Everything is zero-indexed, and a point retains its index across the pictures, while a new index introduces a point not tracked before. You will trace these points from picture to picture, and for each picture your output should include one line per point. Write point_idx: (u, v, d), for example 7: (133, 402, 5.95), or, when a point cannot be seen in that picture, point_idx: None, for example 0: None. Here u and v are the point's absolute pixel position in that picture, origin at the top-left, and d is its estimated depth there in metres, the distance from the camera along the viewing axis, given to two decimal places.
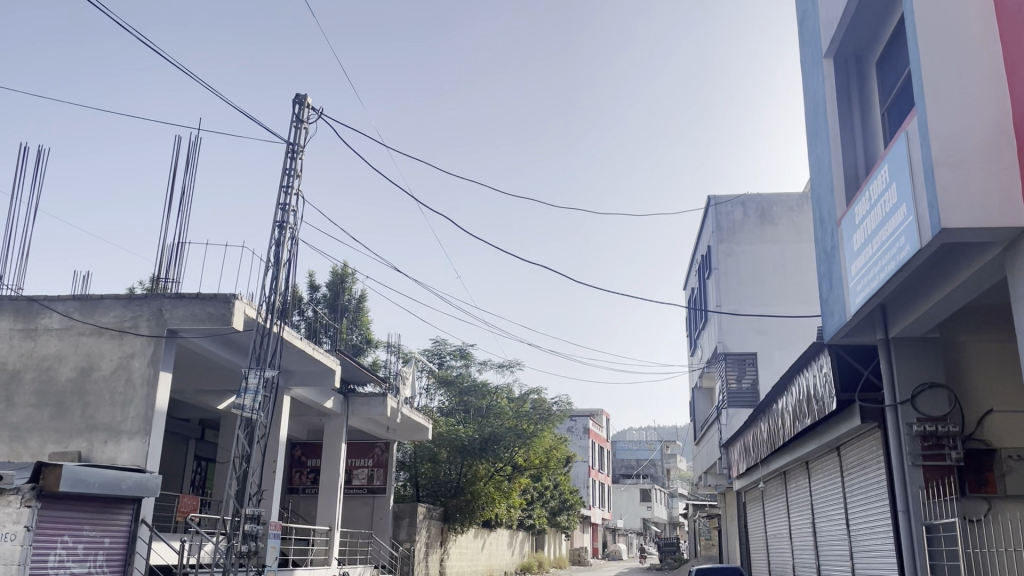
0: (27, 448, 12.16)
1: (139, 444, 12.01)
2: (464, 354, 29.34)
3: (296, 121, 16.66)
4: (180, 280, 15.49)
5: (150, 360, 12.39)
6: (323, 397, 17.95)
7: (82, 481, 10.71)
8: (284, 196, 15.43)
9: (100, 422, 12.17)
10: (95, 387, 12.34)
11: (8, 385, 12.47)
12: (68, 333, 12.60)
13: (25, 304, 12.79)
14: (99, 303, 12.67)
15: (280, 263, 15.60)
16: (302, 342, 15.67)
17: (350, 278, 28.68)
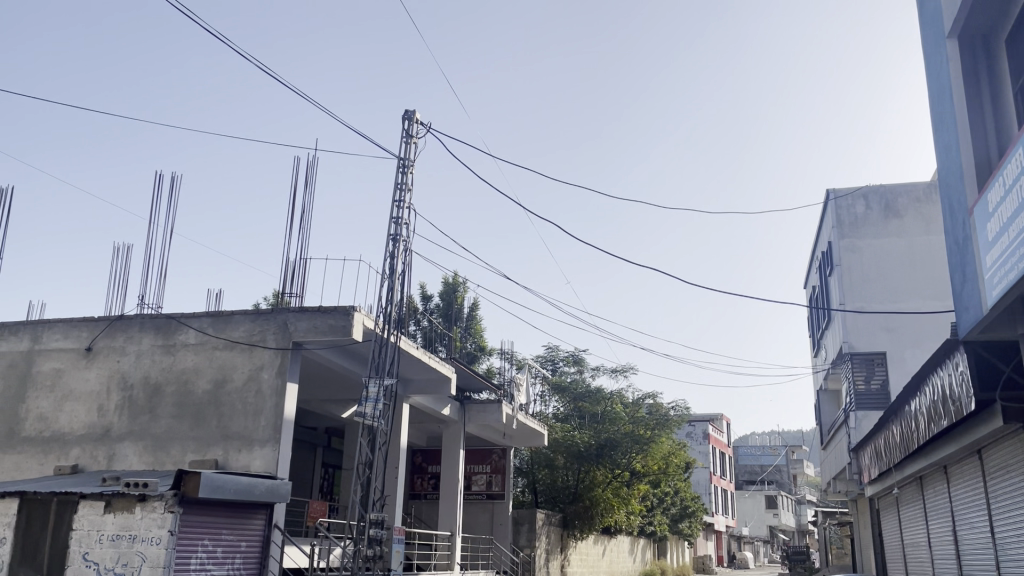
0: (169, 457, 12.92)
1: (270, 452, 12.58)
2: (577, 360, 29.33)
3: (406, 137, 17.12)
4: (302, 294, 16.17)
5: (278, 371, 12.95)
6: (440, 405, 18.31)
7: (219, 488, 11.29)
8: (397, 209, 15.88)
9: (234, 431, 12.81)
10: (229, 398, 13.00)
11: (150, 398, 13.29)
12: (204, 348, 13.34)
13: (164, 321, 13.63)
14: (230, 318, 13.36)
15: (395, 275, 16.03)
16: (419, 351, 16.03)
17: (462, 287, 29.22)
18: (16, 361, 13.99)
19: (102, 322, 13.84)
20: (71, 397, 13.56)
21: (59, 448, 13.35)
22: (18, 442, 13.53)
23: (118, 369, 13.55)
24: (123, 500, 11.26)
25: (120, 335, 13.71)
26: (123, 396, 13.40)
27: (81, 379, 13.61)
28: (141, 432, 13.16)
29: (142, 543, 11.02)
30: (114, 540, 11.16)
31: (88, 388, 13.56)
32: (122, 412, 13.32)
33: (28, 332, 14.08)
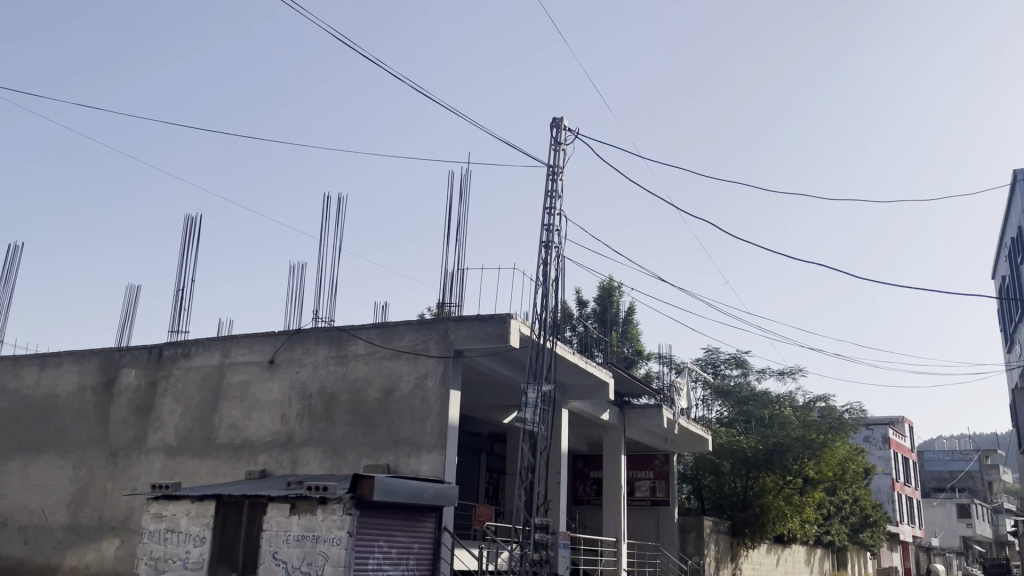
0: (345, 462, 13.64)
1: (437, 457, 13.02)
2: (739, 362, 28.45)
3: (555, 144, 17.29)
4: (461, 304, 16.67)
5: (442, 379, 13.39)
6: (599, 410, 18.27)
7: (392, 491, 11.78)
8: (548, 216, 16.05)
9: (403, 437, 13.36)
10: (398, 405, 13.57)
11: (327, 406, 14.10)
12: (373, 357, 14.01)
13: (336, 333, 14.43)
14: (396, 328, 13.94)
15: (549, 282, 16.18)
16: (575, 356, 16.09)
17: (618, 291, 29.11)
18: (209, 374, 15.23)
19: (282, 336, 14.82)
20: (258, 407, 14.61)
21: (249, 454, 14.41)
22: (213, 449, 14.72)
23: (297, 380, 14.46)
24: (306, 502, 12.00)
25: (297, 347, 14.64)
26: (302, 405, 14.29)
27: (265, 390, 14.63)
28: (320, 439, 13.98)
29: (324, 543, 11.68)
30: (299, 540, 11.89)
31: (272, 398, 14.56)
32: (302, 420, 14.21)
33: (219, 347, 15.30)
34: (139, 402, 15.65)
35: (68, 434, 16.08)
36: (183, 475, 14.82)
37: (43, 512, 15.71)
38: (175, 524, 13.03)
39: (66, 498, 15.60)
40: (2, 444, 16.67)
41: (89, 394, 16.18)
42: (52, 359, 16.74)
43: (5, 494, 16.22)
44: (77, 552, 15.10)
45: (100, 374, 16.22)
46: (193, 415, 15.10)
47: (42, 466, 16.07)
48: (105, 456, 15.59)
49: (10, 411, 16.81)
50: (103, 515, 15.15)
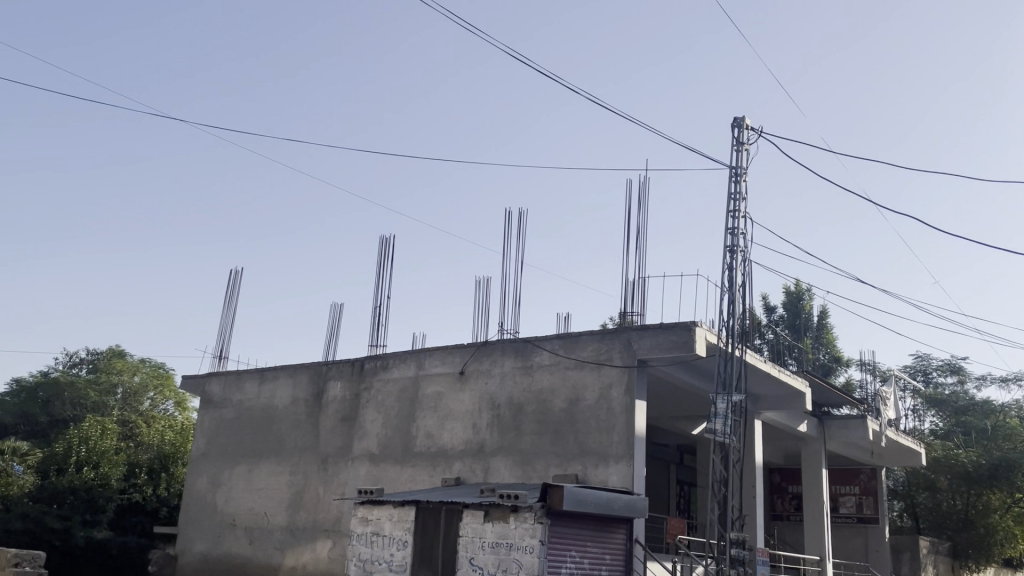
0: (534, 471, 13.85)
1: (625, 467, 12.92)
2: (953, 369, 26.14)
3: (737, 145, 16.73)
4: (644, 312, 16.48)
5: (626, 389, 13.30)
6: (795, 421, 17.39)
7: (581, 501, 11.82)
8: (732, 219, 15.54)
9: (591, 447, 13.37)
10: (584, 415, 13.62)
11: (515, 416, 14.40)
12: (557, 367, 14.16)
13: (522, 344, 14.73)
14: (579, 338, 14.01)
15: (735, 287, 15.64)
16: (767, 365, 15.41)
17: (808, 295, 27.73)
18: (406, 386, 16.03)
19: (471, 348, 15.33)
20: (451, 416, 15.18)
21: (444, 462, 15.00)
22: (412, 457, 15.46)
23: (486, 391, 14.89)
24: (499, 510, 12.30)
25: (485, 358, 15.09)
26: (492, 415, 14.69)
27: (457, 401, 15.18)
28: (510, 448, 14.29)
29: (518, 550, 11.91)
30: (494, 547, 12.20)
31: (464, 408, 15.08)
32: (493, 429, 14.59)
33: (414, 360, 16.08)
34: (344, 412, 16.75)
35: (284, 442, 17.49)
36: (385, 481, 15.68)
37: (265, 513, 17.18)
38: (380, 528, 13.77)
39: (284, 501, 16.98)
40: (231, 451, 18.42)
41: (302, 405, 17.53)
42: (269, 373, 18.29)
43: (234, 497, 17.91)
44: (296, 553, 16.36)
45: (310, 386, 17.53)
46: (392, 425, 15.94)
47: (263, 471, 17.59)
48: (317, 463, 16.80)
49: (236, 421, 18.56)
50: (316, 518, 16.33)
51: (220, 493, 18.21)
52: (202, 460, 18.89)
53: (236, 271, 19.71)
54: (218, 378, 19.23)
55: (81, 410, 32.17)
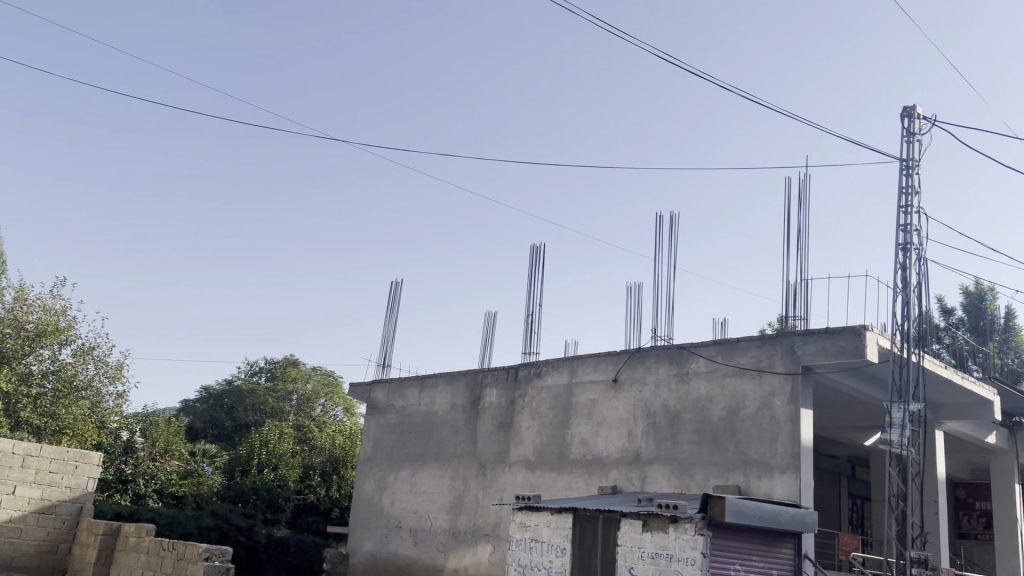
0: (694, 481, 13.47)
1: (791, 479, 12.33)
2: None
3: (907, 135, 15.65)
4: (807, 316, 15.70)
5: (790, 397, 12.71)
6: (982, 432, 15.99)
7: (745, 513, 11.39)
8: (904, 215, 14.52)
9: (753, 457, 12.87)
10: (745, 424, 13.14)
11: (672, 424, 14.09)
12: (715, 375, 13.74)
13: (677, 351, 14.42)
14: (737, 344, 13.56)
15: (909, 288, 14.59)
16: (948, 371, 14.26)
17: (992, 294, 25.50)
18: (560, 394, 16.08)
19: (624, 355, 15.18)
20: (605, 424, 15.07)
21: (600, 470, 14.89)
22: (567, 464, 15.47)
23: (641, 398, 14.68)
24: (658, 520, 12.06)
25: (639, 365, 14.89)
26: (648, 423, 14.45)
27: (612, 408, 15.05)
28: (667, 457, 13.99)
29: (679, 562, 11.62)
30: (654, 557, 11.97)
31: (618, 416, 14.93)
32: (650, 437, 14.35)
33: (567, 368, 16.11)
34: (501, 419, 17.03)
35: (444, 448, 18.01)
36: (542, 488, 15.76)
37: (428, 516, 17.74)
38: (538, 534, 13.84)
39: (446, 505, 17.47)
40: (394, 455, 19.19)
41: (460, 411, 18.00)
42: (429, 381, 18.94)
43: (399, 499, 18.63)
44: (457, 556, 16.78)
45: (467, 393, 17.97)
46: (548, 432, 16.03)
47: (425, 475, 18.20)
48: (475, 468, 17.19)
49: (399, 426, 19.32)
50: (477, 522, 16.68)
51: (386, 496, 18.99)
52: (368, 463, 19.80)
53: (396, 284, 20.59)
54: (382, 386, 20.10)
55: (262, 415, 34.61)
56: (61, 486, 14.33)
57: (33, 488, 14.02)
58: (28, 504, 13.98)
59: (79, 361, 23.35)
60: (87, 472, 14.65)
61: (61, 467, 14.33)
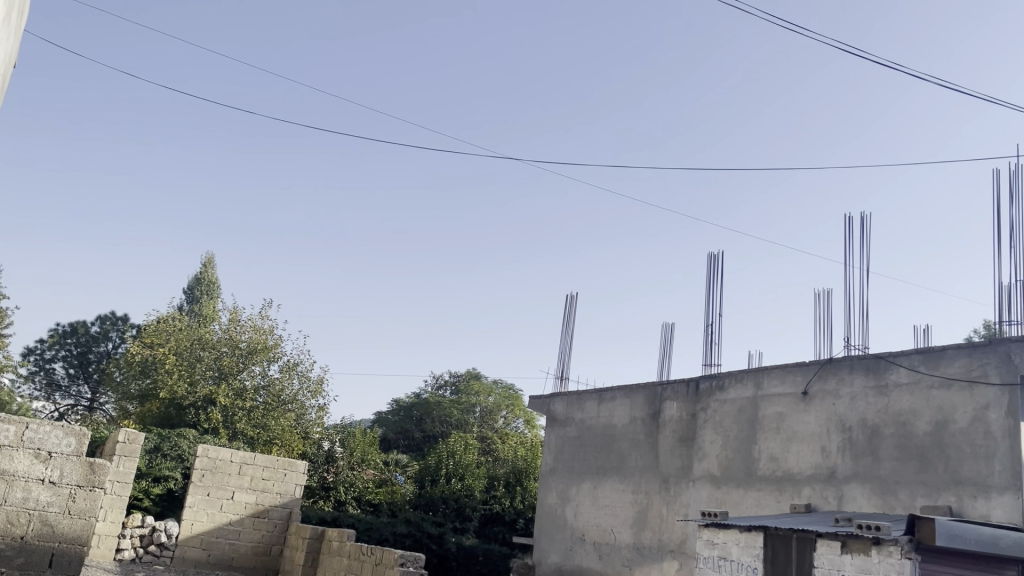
0: (898, 501, 12.49)
1: (1013, 501, 11.13)
2: None
3: None
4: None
5: (1009, 410, 11.53)
6: None
7: (958, 537, 10.43)
8: None
9: (966, 476, 11.76)
10: (956, 441, 12.05)
11: (871, 440, 13.18)
12: (918, 387, 12.73)
13: (873, 361, 13.51)
14: (943, 353, 12.50)
15: None
16: None
17: None
18: (745, 407, 15.49)
19: (814, 366, 14.41)
20: (796, 439, 14.34)
21: (792, 488, 14.15)
22: (756, 481, 14.84)
23: (835, 412, 13.85)
24: (858, 542, 11.28)
25: (832, 377, 14.07)
26: (843, 438, 13.61)
27: (803, 423, 14.30)
28: (866, 475, 13.09)
29: None
30: None
31: (810, 430, 14.16)
32: (846, 453, 13.49)
33: (751, 380, 15.52)
34: (683, 432, 16.66)
35: (625, 461, 17.86)
36: (729, 504, 15.20)
37: (612, 530, 17.64)
38: (727, 553, 13.38)
39: (629, 519, 17.30)
40: (576, 468, 19.26)
41: (640, 424, 17.78)
42: (607, 394, 18.88)
43: (582, 512, 18.65)
44: (643, 571, 16.55)
45: (647, 406, 17.73)
46: (734, 447, 15.47)
47: (608, 488, 18.12)
48: (658, 482, 16.90)
49: (579, 439, 19.37)
50: (662, 538, 16.38)
51: (570, 508, 19.08)
52: (551, 475, 20.00)
53: (572, 297, 20.74)
54: (562, 398, 20.25)
55: (448, 426, 35.88)
56: (273, 492, 15.60)
57: (248, 493, 15.37)
58: (245, 507, 15.31)
59: (285, 376, 25.40)
60: (295, 480, 15.86)
61: (272, 474, 15.62)
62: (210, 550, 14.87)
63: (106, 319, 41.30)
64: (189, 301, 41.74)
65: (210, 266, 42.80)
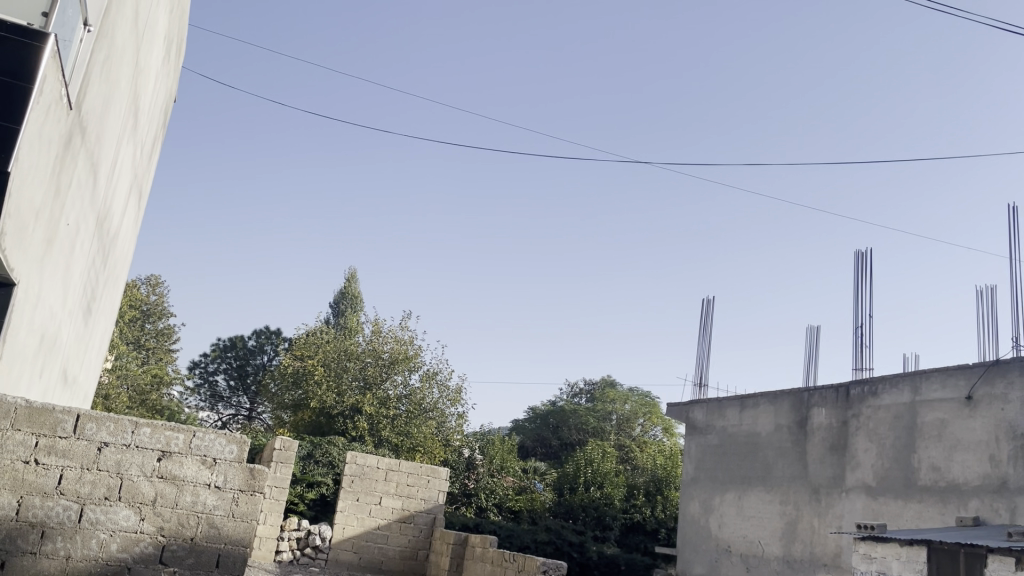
0: None
1: None
2: None
3: None
4: None
5: None
6: None
7: None
8: None
9: None
10: None
11: None
12: None
13: None
14: None
15: None
16: None
17: None
18: (902, 414, 14.54)
19: (979, 369, 13.36)
20: (960, 447, 13.31)
21: (958, 499, 13.12)
22: (916, 492, 13.87)
23: (1004, 418, 12.77)
24: None
25: (1000, 380, 12.99)
26: (1015, 446, 12.51)
27: (968, 430, 13.25)
28: None
29: None
30: None
31: (976, 437, 13.11)
32: (1018, 462, 12.39)
33: (908, 385, 14.55)
34: (834, 441, 15.84)
35: (772, 470, 17.16)
36: (888, 517, 14.27)
37: (760, 542, 16.98)
38: (886, 568, 12.55)
39: (778, 530, 16.61)
40: (719, 477, 18.70)
41: (787, 432, 17.04)
42: (750, 401, 18.23)
43: (728, 522, 18.07)
44: None
45: (793, 413, 16.98)
46: (890, 456, 14.55)
47: (754, 499, 17.46)
48: (808, 492, 16.11)
49: (722, 448, 18.78)
50: (814, 551, 15.62)
51: (714, 519, 18.54)
52: (693, 485, 19.53)
53: (709, 300, 20.19)
54: (701, 406, 19.74)
55: (585, 434, 35.74)
56: (417, 498, 16.04)
57: (394, 498, 15.88)
58: (392, 513, 15.82)
59: (425, 385, 26.12)
60: (438, 486, 16.25)
61: (416, 480, 16.08)
62: (361, 553, 15.49)
63: (261, 333, 44.04)
64: (335, 315, 43.75)
65: (353, 281, 44.67)
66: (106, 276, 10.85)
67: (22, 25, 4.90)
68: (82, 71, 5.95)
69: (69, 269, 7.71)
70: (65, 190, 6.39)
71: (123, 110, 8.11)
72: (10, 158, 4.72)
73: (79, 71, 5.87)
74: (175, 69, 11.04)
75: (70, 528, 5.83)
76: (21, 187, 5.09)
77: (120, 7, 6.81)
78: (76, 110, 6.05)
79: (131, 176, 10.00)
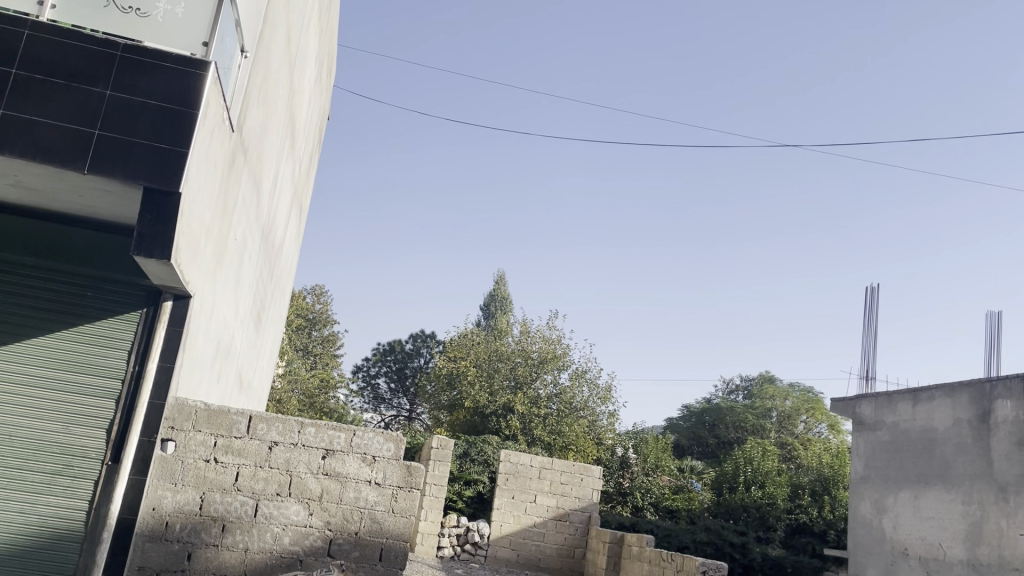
0: None
1: None
2: None
3: None
4: None
5: None
6: None
7: None
8: None
9: None
10: None
11: None
12: None
13: None
14: None
15: None
16: None
17: None
18: None
19: None
20: None
21: None
22: None
23: None
24: None
25: None
26: None
27: None
28: None
29: None
30: None
31: None
32: None
33: None
34: (1021, 435, 14.45)
35: (951, 468, 15.90)
36: None
37: (941, 545, 15.76)
38: None
39: (961, 532, 15.36)
40: (891, 476, 17.56)
41: (967, 427, 15.72)
42: (924, 394, 16.98)
43: (903, 524, 16.94)
44: None
45: (974, 406, 15.65)
46: None
47: (932, 498, 16.23)
48: (995, 491, 14.77)
49: (893, 445, 17.61)
50: (1004, 554, 14.31)
51: (888, 519, 17.42)
52: (863, 483, 18.44)
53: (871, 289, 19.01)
54: (868, 400, 18.62)
55: (743, 433, 34.57)
56: (572, 496, 16.09)
57: (549, 496, 15.99)
58: (547, 510, 15.94)
59: (575, 384, 26.23)
60: (592, 484, 16.23)
61: (570, 478, 16.12)
62: (518, 550, 15.68)
63: (417, 337, 45.79)
64: (486, 317, 44.70)
65: (502, 283, 45.47)
66: (274, 287, 11.58)
67: (185, 56, 5.34)
68: (241, 95, 6.38)
69: (239, 281, 8.31)
70: (232, 208, 6.88)
71: (280, 129, 8.62)
72: (181, 179, 5.14)
73: (239, 95, 6.29)
74: (326, 88, 11.62)
75: (247, 522, 6.25)
76: (192, 207, 5.51)
77: (274, 32, 7.28)
78: (238, 132, 6.49)
79: (291, 192, 10.63)
